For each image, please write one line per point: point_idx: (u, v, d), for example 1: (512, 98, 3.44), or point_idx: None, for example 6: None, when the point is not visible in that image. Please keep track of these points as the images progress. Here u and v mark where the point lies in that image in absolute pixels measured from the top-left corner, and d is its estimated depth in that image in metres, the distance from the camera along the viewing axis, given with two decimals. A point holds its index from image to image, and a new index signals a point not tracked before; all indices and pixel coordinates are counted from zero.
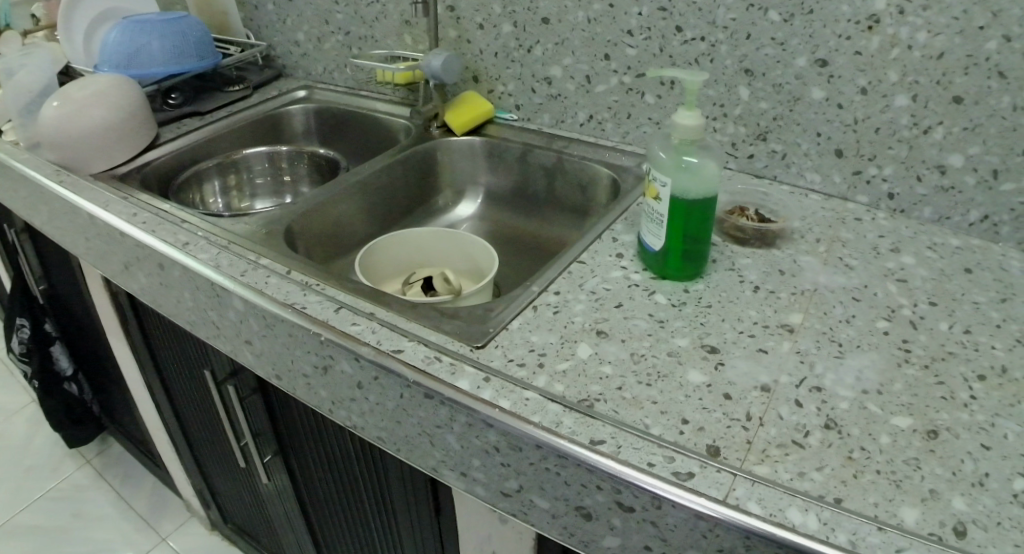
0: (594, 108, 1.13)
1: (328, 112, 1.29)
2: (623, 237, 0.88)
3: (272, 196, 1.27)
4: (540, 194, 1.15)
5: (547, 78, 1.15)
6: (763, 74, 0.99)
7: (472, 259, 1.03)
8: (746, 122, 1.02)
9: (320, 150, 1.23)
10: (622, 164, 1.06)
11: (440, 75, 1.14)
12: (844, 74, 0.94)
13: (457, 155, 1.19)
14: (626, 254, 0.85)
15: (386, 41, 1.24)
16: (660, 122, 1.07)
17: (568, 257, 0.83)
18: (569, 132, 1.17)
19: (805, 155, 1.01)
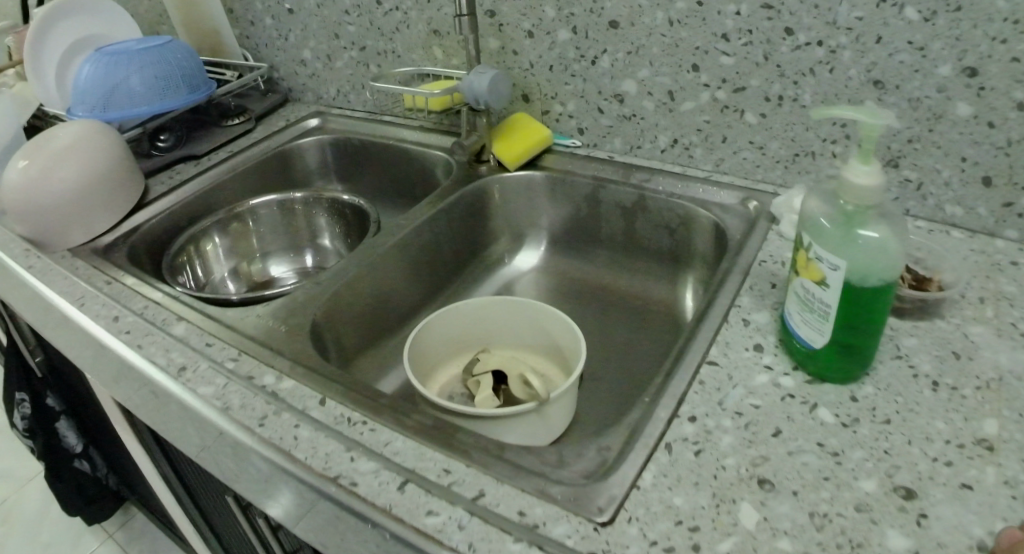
0: (678, 131, 0.97)
1: (345, 143, 1.14)
2: (754, 317, 0.71)
3: (288, 254, 1.11)
4: (615, 236, 1.00)
5: (618, 95, 0.99)
6: (896, 87, 0.78)
7: (554, 338, 0.86)
8: (873, 145, 0.83)
9: (342, 196, 1.06)
10: (721, 200, 0.90)
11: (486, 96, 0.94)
12: (997, 85, 0.72)
13: (511, 191, 1.04)
14: (763, 345, 0.67)
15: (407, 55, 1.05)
16: (764, 147, 0.91)
17: (690, 357, 0.66)
18: (647, 158, 1.02)
19: (945, 185, 0.81)
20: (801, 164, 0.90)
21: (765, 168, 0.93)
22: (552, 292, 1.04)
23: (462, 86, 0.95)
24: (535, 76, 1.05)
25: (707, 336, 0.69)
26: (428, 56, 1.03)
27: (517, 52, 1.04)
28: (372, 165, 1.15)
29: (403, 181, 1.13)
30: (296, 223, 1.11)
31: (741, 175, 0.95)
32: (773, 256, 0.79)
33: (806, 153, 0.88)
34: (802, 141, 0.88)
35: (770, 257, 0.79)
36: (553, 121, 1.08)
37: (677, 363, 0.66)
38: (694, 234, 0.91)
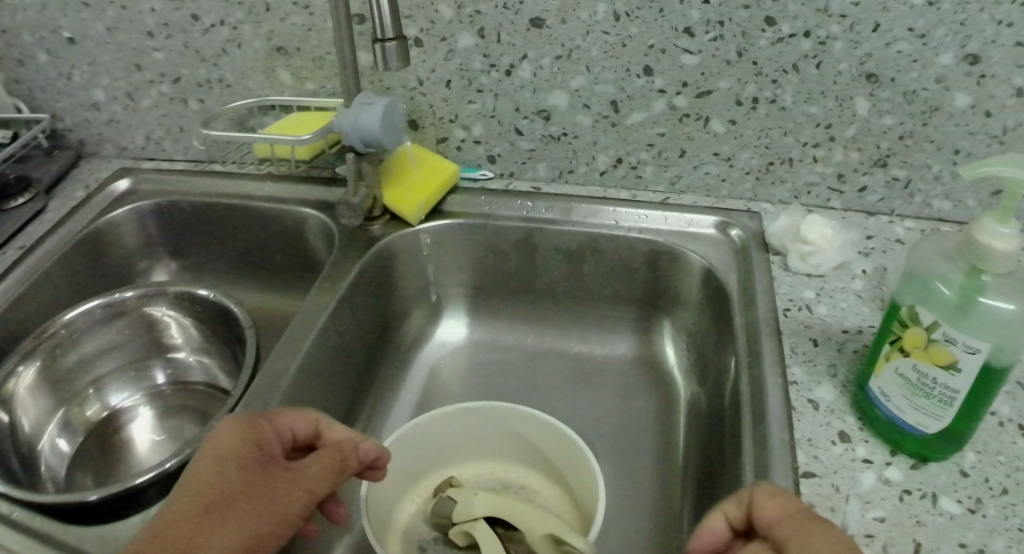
0: (623, 148, 0.80)
1: (176, 208, 0.86)
2: (817, 394, 0.55)
3: (130, 377, 0.79)
4: (558, 286, 0.86)
5: (544, 110, 0.79)
6: (891, 80, 0.67)
7: (524, 437, 0.71)
8: (860, 144, 0.72)
9: (198, 290, 0.78)
10: (697, 232, 0.78)
11: (374, 133, 0.72)
12: (1001, 71, 0.63)
13: (419, 247, 0.84)
14: (846, 431, 0.51)
15: (248, 83, 0.80)
16: (732, 158, 0.77)
17: (782, 463, 0.48)
18: (583, 185, 0.85)
19: (935, 180, 0.72)
20: (775, 173, 0.77)
21: (731, 182, 0.80)
22: (485, 363, 0.85)
23: (338, 123, 0.72)
24: (437, 96, 0.81)
25: (779, 431, 0.51)
26: (275, 85, 0.80)
27: (398, 70, 0.80)
28: (214, 233, 0.87)
29: (272, 253, 0.87)
30: (135, 336, 0.79)
31: (704, 193, 0.81)
32: (796, 301, 0.66)
33: (783, 161, 0.76)
34: (779, 148, 0.75)
35: (790, 300, 0.66)
36: (453, 150, 0.86)
37: (764, 475, 0.48)
38: (685, 271, 0.77)
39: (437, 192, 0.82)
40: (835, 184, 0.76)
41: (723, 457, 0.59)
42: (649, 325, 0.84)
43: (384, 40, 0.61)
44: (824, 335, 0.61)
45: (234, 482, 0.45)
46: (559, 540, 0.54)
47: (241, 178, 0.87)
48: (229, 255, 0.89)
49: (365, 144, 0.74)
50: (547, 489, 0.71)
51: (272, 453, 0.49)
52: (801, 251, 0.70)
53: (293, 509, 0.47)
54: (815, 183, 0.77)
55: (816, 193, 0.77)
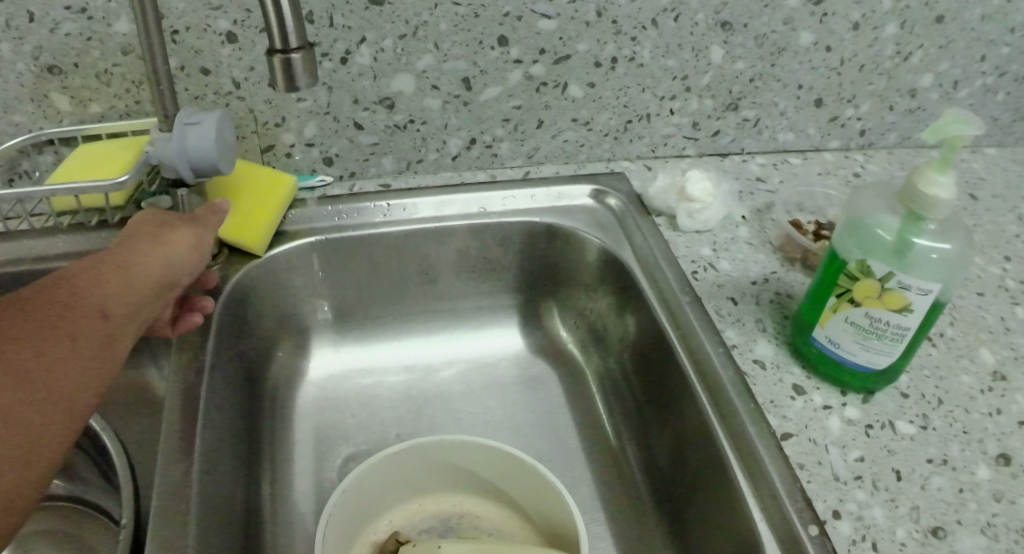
0: (476, 128, 0.62)
1: None
2: (758, 352, 0.54)
3: None
4: (432, 273, 0.62)
5: (383, 98, 0.59)
6: (744, 25, 0.62)
7: (455, 467, 0.56)
8: (715, 91, 0.66)
9: None
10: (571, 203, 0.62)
11: (212, 163, 0.53)
12: (839, 8, 0.63)
13: (265, 282, 0.58)
14: (799, 383, 0.52)
15: (14, 117, 0.61)
16: (591, 121, 0.65)
17: (761, 432, 0.48)
18: (430, 176, 0.64)
19: (781, 115, 0.70)
20: (632, 131, 0.66)
21: (589, 146, 0.67)
22: (363, 412, 0.59)
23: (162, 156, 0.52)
24: (244, 93, 0.57)
25: (741, 399, 0.50)
26: (50, 115, 0.62)
27: (206, 69, 0.56)
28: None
29: None
30: None
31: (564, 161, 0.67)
32: (698, 261, 0.60)
33: (640, 118, 0.66)
34: (637, 106, 0.65)
35: (693, 262, 0.60)
36: (281, 158, 0.61)
37: (746, 447, 0.47)
38: (577, 251, 0.61)
39: (272, 220, 0.57)
40: (690, 132, 0.68)
41: (672, 436, 0.54)
42: (536, 312, 0.66)
43: (284, 50, 0.43)
44: (739, 291, 0.59)
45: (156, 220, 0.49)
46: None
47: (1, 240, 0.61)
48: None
49: (198, 173, 0.54)
50: (492, 510, 0.57)
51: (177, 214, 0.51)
52: (689, 210, 0.62)
53: (187, 244, 0.49)
54: (670, 135, 0.68)
55: (671, 144, 0.69)
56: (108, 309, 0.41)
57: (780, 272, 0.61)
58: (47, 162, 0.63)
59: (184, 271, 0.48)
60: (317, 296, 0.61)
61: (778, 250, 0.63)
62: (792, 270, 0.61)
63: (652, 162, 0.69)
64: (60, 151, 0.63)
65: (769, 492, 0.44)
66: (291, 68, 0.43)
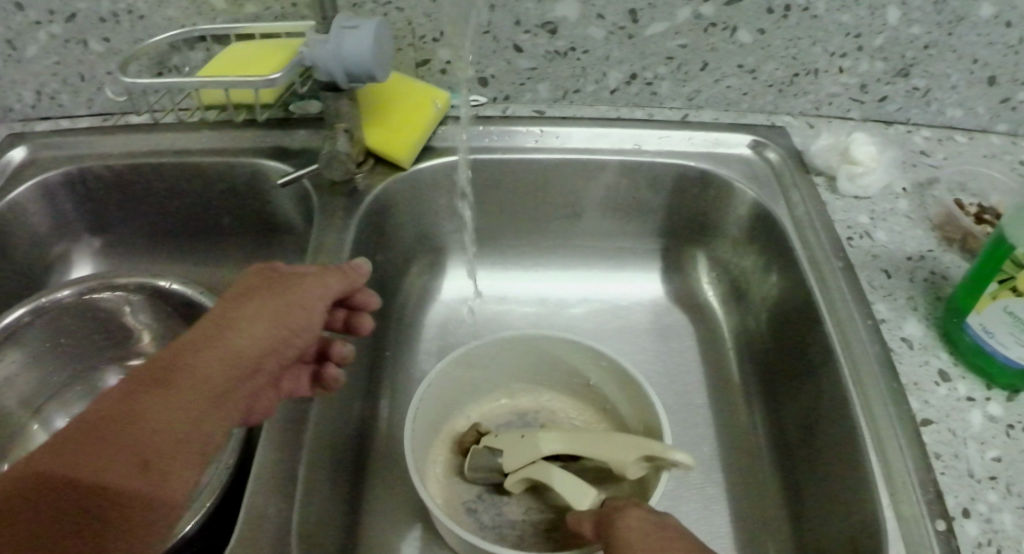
0: (638, 63, 0.60)
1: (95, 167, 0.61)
2: (908, 331, 0.51)
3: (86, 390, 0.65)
4: (586, 207, 0.60)
5: (547, 22, 0.56)
6: None
7: (539, 363, 0.56)
8: (888, 54, 0.61)
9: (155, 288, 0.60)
10: (727, 153, 0.59)
11: (365, 70, 0.50)
12: None
13: (408, 201, 0.57)
14: (945, 369, 0.48)
15: (169, 12, 0.60)
16: (756, 70, 0.62)
17: (900, 416, 0.44)
18: (591, 107, 0.63)
19: (953, 88, 0.64)
20: (798, 86, 0.63)
21: (753, 95, 0.64)
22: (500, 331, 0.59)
23: (310, 55, 0.50)
24: (402, 4, 0.55)
25: (885, 376, 0.46)
26: (203, 11, 0.60)
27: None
28: (133, 211, 0.63)
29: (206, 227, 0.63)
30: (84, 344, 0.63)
31: (724, 109, 0.64)
32: (855, 229, 0.58)
33: (807, 72, 0.62)
34: (805, 60, 0.61)
35: (849, 228, 0.58)
36: (435, 75, 0.59)
37: (884, 428, 0.44)
38: (730, 204, 0.59)
39: (422, 135, 0.55)
40: (857, 95, 0.65)
41: (801, 407, 0.52)
42: (680, 261, 0.64)
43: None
44: (893, 264, 0.56)
45: (255, 284, 0.41)
46: (653, 459, 0.44)
47: (149, 131, 0.62)
48: (151, 235, 0.65)
49: (352, 78, 0.51)
50: (570, 404, 0.58)
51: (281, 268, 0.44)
52: (851, 173, 0.60)
53: (296, 323, 0.41)
54: (837, 94, 0.64)
55: (836, 104, 0.65)
56: (156, 455, 0.32)
57: (937, 251, 0.57)
58: (197, 59, 0.63)
59: (288, 353, 0.41)
60: (454, 219, 0.60)
61: (936, 228, 0.59)
62: (949, 251, 0.57)
63: (815, 120, 0.66)
64: (211, 49, 0.62)
65: (901, 479, 0.42)
66: None
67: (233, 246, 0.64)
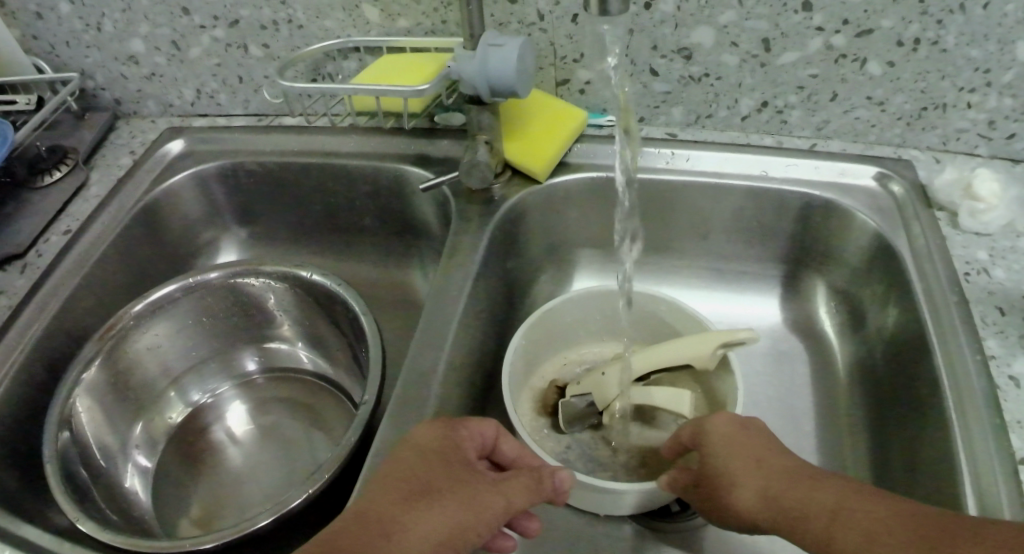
0: (769, 91, 0.62)
1: (249, 162, 0.66)
2: (1017, 369, 0.49)
3: (222, 365, 0.71)
4: (715, 228, 0.64)
5: (685, 49, 0.59)
6: None
7: (599, 315, 0.61)
8: (1016, 91, 0.60)
9: (293, 274, 0.66)
10: (849, 183, 0.61)
11: (508, 87, 0.54)
12: None
13: (540, 214, 0.61)
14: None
15: (325, 23, 0.66)
16: (886, 102, 0.62)
17: (1000, 454, 0.44)
18: (720, 132, 0.66)
19: None
20: (926, 119, 0.64)
21: (880, 127, 0.65)
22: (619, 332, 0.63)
23: (458, 72, 0.54)
24: (546, 26, 0.58)
25: (989, 412, 0.47)
26: (358, 24, 0.66)
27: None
28: (278, 205, 0.69)
29: (338, 225, 0.68)
30: (223, 321, 0.70)
31: (852, 139, 0.65)
32: (973, 264, 0.58)
33: (936, 106, 0.63)
34: (933, 93, 0.61)
35: (966, 264, 0.58)
36: (573, 94, 0.63)
37: (983, 464, 0.44)
38: (850, 234, 0.61)
39: (559, 149, 0.59)
40: (984, 131, 0.64)
41: (906, 438, 0.53)
42: (798, 287, 0.66)
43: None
44: (1009, 302, 0.55)
45: (436, 474, 0.41)
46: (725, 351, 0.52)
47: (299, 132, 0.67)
48: (292, 229, 0.71)
49: (496, 93, 0.54)
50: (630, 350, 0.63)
51: (466, 455, 0.44)
52: (972, 210, 0.61)
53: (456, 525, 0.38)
54: (964, 129, 0.64)
55: (963, 139, 0.65)
56: None
57: None
58: (350, 68, 0.68)
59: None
60: (591, 232, 0.63)
61: None
62: None
63: (940, 155, 0.66)
64: (363, 59, 0.67)
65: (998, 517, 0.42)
66: None
67: (371, 245, 0.68)
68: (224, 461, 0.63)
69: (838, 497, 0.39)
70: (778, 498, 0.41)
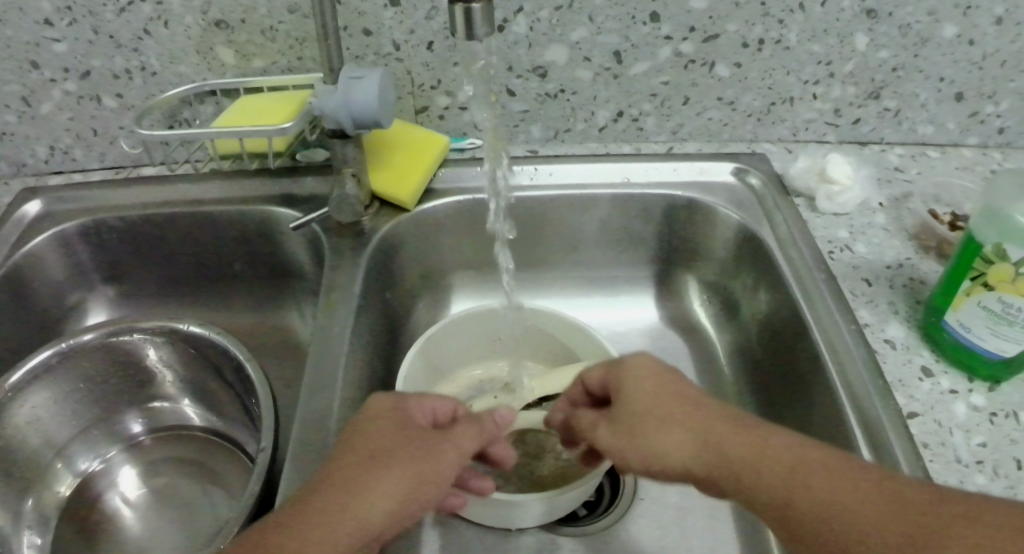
0: (624, 101, 0.63)
1: (112, 217, 0.63)
2: (890, 333, 0.55)
3: (103, 433, 0.66)
4: (585, 236, 0.65)
5: (539, 66, 0.60)
6: (891, 14, 0.61)
7: (490, 334, 0.62)
8: (858, 79, 0.66)
9: (172, 327, 0.63)
10: (715, 179, 0.64)
11: (366, 120, 0.53)
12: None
13: (414, 240, 0.61)
14: (928, 366, 0.52)
15: (180, 68, 0.64)
16: (735, 102, 0.65)
17: (887, 411, 0.47)
18: (580, 146, 0.66)
19: (921, 107, 0.70)
20: (775, 113, 0.67)
21: (732, 126, 0.68)
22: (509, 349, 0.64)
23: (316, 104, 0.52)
24: (403, 55, 0.58)
25: (869, 372, 0.49)
26: (214, 67, 0.64)
27: (369, 30, 0.57)
28: (146, 258, 0.66)
29: (214, 275, 0.66)
30: (101, 387, 0.66)
31: (706, 139, 0.68)
32: (835, 243, 0.63)
33: (783, 101, 0.66)
34: (780, 88, 0.65)
35: (830, 243, 0.63)
36: (433, 120, 0.62)
37: (871, 417, 0.47)
38: (715, 227, 0.63)
39: (424, 176, 0.59)
40: (831, 119, 0.69)
41: (793, 415, 0.55)
42: (672, 285, 0.68)
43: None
44: (873, 274, 0.60)
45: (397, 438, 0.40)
46: None
47: (164, 182, 0.65)
48: (166, 281, 0.68)
49: (358, 124, 0.53)
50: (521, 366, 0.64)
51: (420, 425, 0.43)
52: (829, 192, 0.65)
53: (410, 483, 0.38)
54: (812, 119, 0.69)
55: (812, 128, 0.70)
56: None
57: (914, 259, 0.62)
58: (207, 113, 0.66)
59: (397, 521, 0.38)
60: (461, 253, 0.64)
61: (913, 238, 0.64)
62: (925, 258, 0.62)
63: (793, 146, 0.70)
64: (221, 102, 0.65)
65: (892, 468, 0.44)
66: (471, 17, 0.41)
67: (244, 293, 0.67)
68: (124, 527, 0.60)
69: (802, 459, 0.37)
70: (723, 457, 0.39)
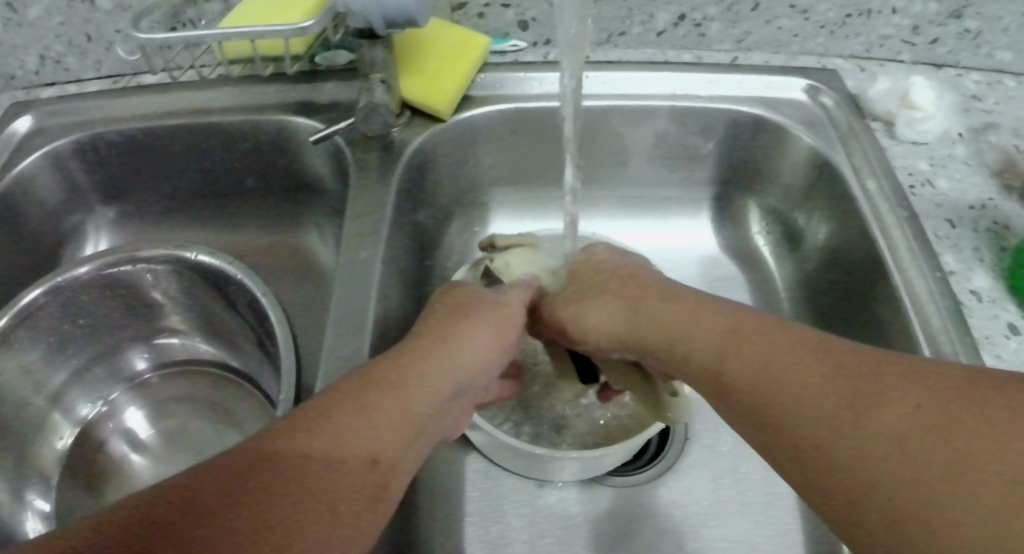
0: (686, 3, 0.55)
1: (104, 129, 0.56)
2: (976, 283, 0.49)
3: (104, 372, 0.60)
4: (633, 151, 0.58)
5: None
6: None
7: None
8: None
9: (174, 255, 0.54)
10: (785, 99, 0.56)
11: (402, 17, 0.45)
12: None
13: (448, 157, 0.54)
14: (1014, 323, 0.47)
15: None
16: (809, 10, 0.57)
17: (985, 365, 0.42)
18: (632, 52, 0.59)
19: (1007, 30, 0.61)
20: (850, 27, 0.60)
21: (803, 37, 0.60)
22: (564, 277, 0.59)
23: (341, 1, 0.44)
24: None
25: (957, 330, 0.43)
26: None
27: None
28: (147, 178, 0.59)
29: (224, 188, 0.60)
30: (95, 322, 0.58)
31: (773, 51, 0.60)
32: (916, 176, 0.56)
33: (861, 13, 0.59)
34: None
35: (909, 175, 0.56)
36: (472, 19, 0.54)
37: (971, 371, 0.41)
38: (781, 151, 0.56)
39: (462, 83, 0.52)
40: (908, 37, 0.61)
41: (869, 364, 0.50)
42: (728, 209, 0.62)
43: None
44: (955, 213, 0.54)
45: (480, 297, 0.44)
46: None
47: (163, 91, 0.57)
48: (171, 200, 0.61)
49: (391, 24, 0.45)
50: None
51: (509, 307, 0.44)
52: (910, 119, 0.58)
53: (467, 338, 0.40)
54: (888, 36, 0.61)
55: (887, 46, 0.62)
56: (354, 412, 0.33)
57: (998, 199, 0.55)
58: (214, 11, 0.59)
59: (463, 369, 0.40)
60: (499, 169, 0.57)
61: (995, 175, 0.57)
62: (1009, 199, 0.55)
63: (865, 63, 0.63)
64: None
65: None
66: None
67: (252, 211, 0.61)
68: (137, 476, 0.55)
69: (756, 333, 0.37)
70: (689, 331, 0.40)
